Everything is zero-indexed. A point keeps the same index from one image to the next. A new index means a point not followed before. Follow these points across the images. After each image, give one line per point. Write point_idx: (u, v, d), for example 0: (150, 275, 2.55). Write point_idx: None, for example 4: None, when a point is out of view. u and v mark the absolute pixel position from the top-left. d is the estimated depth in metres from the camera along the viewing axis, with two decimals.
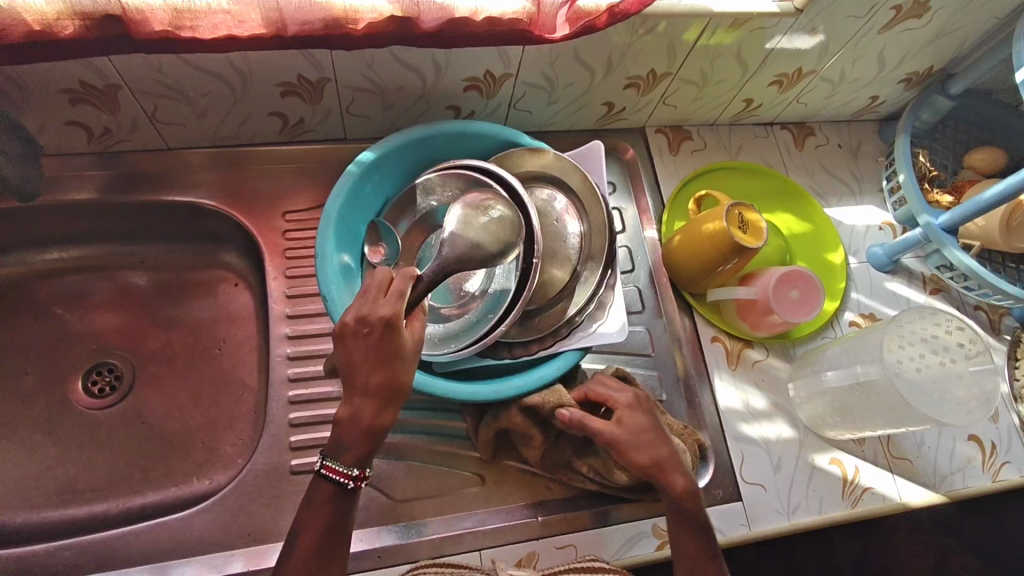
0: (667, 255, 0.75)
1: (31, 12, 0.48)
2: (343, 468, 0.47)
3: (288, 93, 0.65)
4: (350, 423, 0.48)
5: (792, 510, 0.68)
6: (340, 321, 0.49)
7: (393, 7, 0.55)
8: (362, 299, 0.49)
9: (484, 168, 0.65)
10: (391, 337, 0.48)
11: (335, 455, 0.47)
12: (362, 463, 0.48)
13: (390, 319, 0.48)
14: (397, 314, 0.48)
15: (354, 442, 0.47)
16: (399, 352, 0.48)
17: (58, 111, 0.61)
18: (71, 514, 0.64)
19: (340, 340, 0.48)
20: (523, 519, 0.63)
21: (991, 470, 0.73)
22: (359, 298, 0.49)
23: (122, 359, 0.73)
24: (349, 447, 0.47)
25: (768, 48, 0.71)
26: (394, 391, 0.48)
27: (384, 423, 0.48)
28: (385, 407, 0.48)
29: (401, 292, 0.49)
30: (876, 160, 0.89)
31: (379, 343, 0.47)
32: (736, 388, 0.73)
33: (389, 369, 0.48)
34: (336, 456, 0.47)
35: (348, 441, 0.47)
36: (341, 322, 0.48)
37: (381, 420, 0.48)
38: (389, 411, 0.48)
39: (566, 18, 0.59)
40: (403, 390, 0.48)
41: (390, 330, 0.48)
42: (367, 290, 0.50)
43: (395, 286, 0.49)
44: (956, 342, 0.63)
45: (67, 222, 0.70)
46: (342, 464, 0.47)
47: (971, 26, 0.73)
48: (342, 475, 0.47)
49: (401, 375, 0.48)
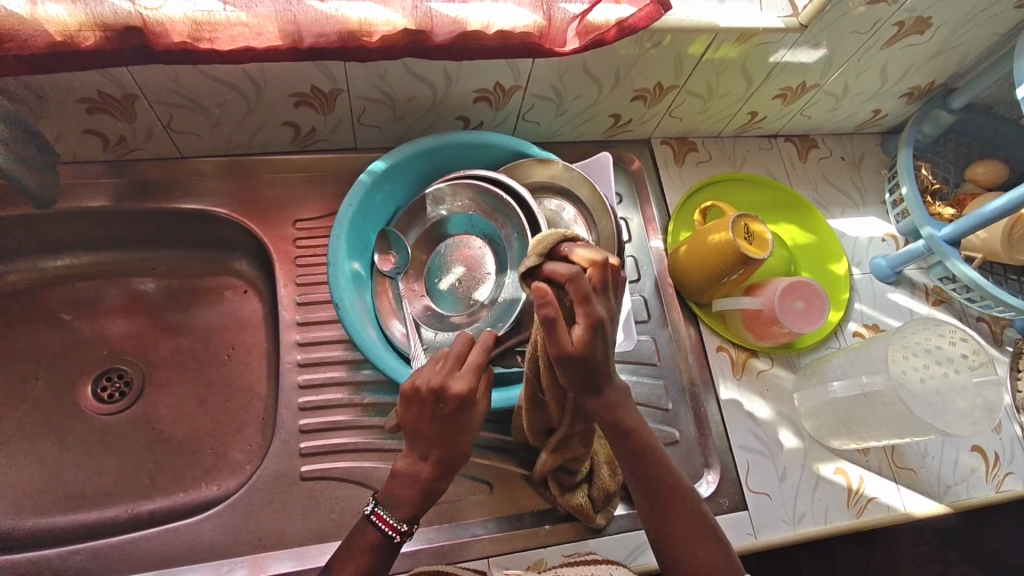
0: (673, 265, 0.76)
1: (54, 23, 0.50)
2: (393, 520, 0.48)
3: (301, 103, 0.66)
4: (406, 478, 0.49)
5: (798, 519, 0.68)
6: (410, 381, 0.47)
7: (408, 20, 0.56)
8: (438, 366, 0.48)
9: (493, 179, 0.67)
10: (461, 413, 0.47)
11: (387, 504, 0.49)
12: (412, 519, 0.49)
13: (465, 398, 0.46)
14: (472, 392, 0.46)
15: (408, 499, 0.48)
16: (466, 425, 0.48)
17: (75, 120, 0.62)
18: (80, 519, 0.65)
19: (409, 403, 0.47)
20: (530, 526, 0.63)
21: (994, 481, 0.73)
22: (434, 366, 0.48)
23: (131, 365, 0.73)
24: (402, 502, 0.48)
25: (773, 62, 0.72)
26: (455, 460, 0.49)
27: (439, 488, 0.49)
28: (444, 474, 0.49)
29: (477, 367, 0.47)
30: (878, 172, 0.90)
31: (449, 416, 0.47)
32: (742, 397, 0.73)
33: (457, 442, 0.48)
34: (388, 506, 0.48)
35: (403, 497, 0.48)
36: (411, 385, 0.47)
37: (437, 482, 0.49)
38: (447, 477, 0.49)
39: (576, 32, 0.60)
40: (462, 462, 0.49)
41: (462, 406, 0.47)
42: (444, 357, 0.49)
43: (471, 359, 0.48)
44: (960, 354, 0.64)
45: (81, 229, 0.71)
46: (393, 516, 0.48)
47: (971, 42, 0.74)
48: (391, 526, 0.48)
49: (466, 447, 0.49)
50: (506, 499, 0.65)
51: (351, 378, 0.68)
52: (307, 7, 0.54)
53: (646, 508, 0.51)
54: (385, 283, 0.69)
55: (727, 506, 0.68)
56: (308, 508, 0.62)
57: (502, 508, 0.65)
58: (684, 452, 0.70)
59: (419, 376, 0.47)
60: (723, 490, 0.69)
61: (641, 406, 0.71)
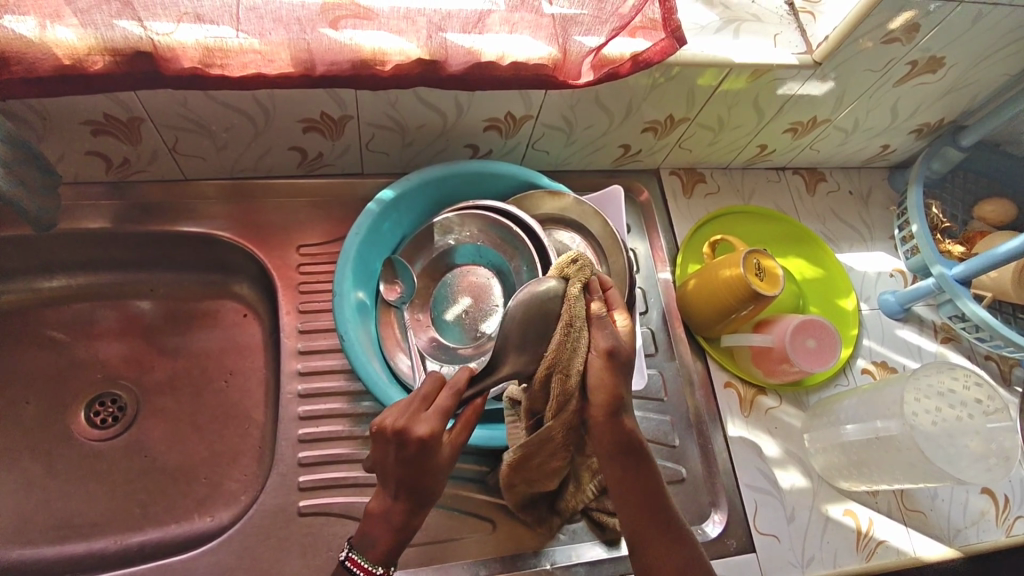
0: (682, 299, 0.76)
1: (62, 47, 0.49)
2: (367, 564, 0.49)
3: (309, 129, 0.65)
4: (380, 519, 0.49)
5: (806, 563, 0.67)
6: (377, 421, 0.46)
7: (422, 50, 0.56)
8: (403, 409, 0.46)
9: (503, 210, 0.65)
10: (427, 456, 0.46)
11: (361, 547, 0.49)
12: (387, 560, 0.49)
13: (428, 442, 0.45)
14: (434, 434, 0.45)
15: (381, 540, 0.49)
16: (435, 468, 0.47)
17: (79, 141, 0.60)
18: (67, 551, 0.63)
19: (376, 443, 0.47)
20: (532, 567, 0.62)
21: (1005, 525, 0.72)
22: (399, 407, 0.47)
23: (126, 390, 0.71)
24: (376, 542, 0.49)
25: (782, 95, 0.71)
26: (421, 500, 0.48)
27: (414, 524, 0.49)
28: (416, 510, 0.49)
29: (444, 410, 0.47)
30: (885, 207, 0.89)
31: (417, 458, 0.46)
32: (749, 435, 0.72)
33: (421, 484, 0.47)
34: (362, 549, 0.49)
35: (375, 538, 0.49)
36: (379, 427, 0.46)
37: (410, 520, 0.49)
38: (419, 511, 0.49)
39: (591, 65, 0.60)
40: (431, 497, 0.48)
41: (427, 450, 0.45)
42: (410, 398, 0.47)
43: (439, 402, 0.47)
44: (973, 398, 0.63)
45: (80, 251, 0.70)
46: (366, 560, 0.49)
47: (982, 82, 0.74)
48: (365, 569, 0.48)
49: (434, 489, 0.48)
50: (509, 536, 0.63)
51: (352, 410, 0.67)
52: (321, 36, 0.53)
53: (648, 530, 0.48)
54: (390, 313, 0.68)
55: (735, 549, 0.66)
56: (306, 545, 0.60)
57: (505, 547, 0.63)
58: (690, 491, 0.69)
59: (386, 416, 0.46)
60: (729, 531, 0.67)
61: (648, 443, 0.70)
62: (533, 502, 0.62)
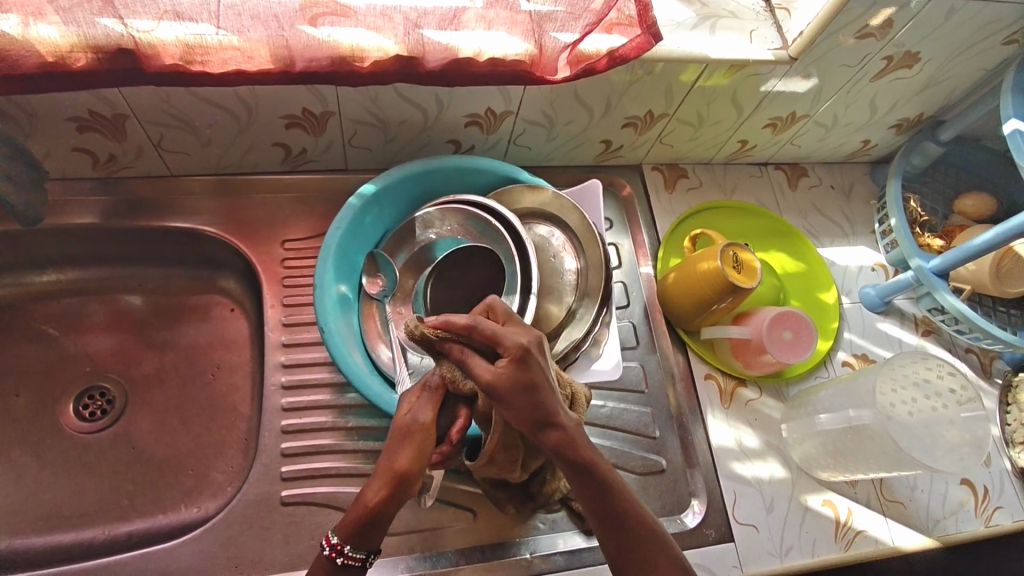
0: (662, 292, 0.76)
1: (45, 44, 0.50)
2: (331, 537, 0.45)
3: (292, 125, 0.66)
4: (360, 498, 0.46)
5: (785, 552, 0.67)
6: None
7: (400, 46, 0.57)
8: None
9: (483, 204, 0.66)
10: (398, 410, 0.49)
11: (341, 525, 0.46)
12: (347, 538, 0.44)
13: (399, 396, 0.50)
14: (403, 391, 0.50)
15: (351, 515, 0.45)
16: (398, 422, 0.47)
17: (65, 137, 0.62)
18: (55, 540, 0.64)
19: None
20: (511, 556, 0.63)
21: (984, 515, 0.73)
22: None
23: (114, 383, 0.73)
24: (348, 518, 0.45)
25: (764, 91, 0.72)
26: (387, 465, 0.45)
27: (374, 498, 0.44)
28: (381, 480, 0.45)
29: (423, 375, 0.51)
30: (867, 201, 0.90)
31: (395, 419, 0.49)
32: (729, 426, 0.73)
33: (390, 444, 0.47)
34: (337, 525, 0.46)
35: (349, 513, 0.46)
36: None
37: (375, 491, 0.45)
38: (382, 484, 0.44)
39: (567, 61, 0.61)
40: (397, 467, 0.45)
41: (397, 405, 0.49)
42: None
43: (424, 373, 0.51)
44: (948, 387, 0.64)
45: (68, 247, 0.71)
46: (332, 531, 0.46)
47: (959, 77, 0.75)
48: (326, 541, 0.45)
49: (400, 452, 0.46)
50: (490, 525, 0.64)
51: (335, 402, 0.68)
52: (299, 32, 0.54)
53: (602, 534, 0.45)
54: (372, 307, 0.69)
55: (714, 538, 0.67)
56: (288, 534, 0.61)
57: (485, 536, 0.64)
58: (670, 482, 0.70)
59: None
60: (709, 521, 0.68)
61: (628, 434, 0.71)
62: (508, 486, 0.62)
